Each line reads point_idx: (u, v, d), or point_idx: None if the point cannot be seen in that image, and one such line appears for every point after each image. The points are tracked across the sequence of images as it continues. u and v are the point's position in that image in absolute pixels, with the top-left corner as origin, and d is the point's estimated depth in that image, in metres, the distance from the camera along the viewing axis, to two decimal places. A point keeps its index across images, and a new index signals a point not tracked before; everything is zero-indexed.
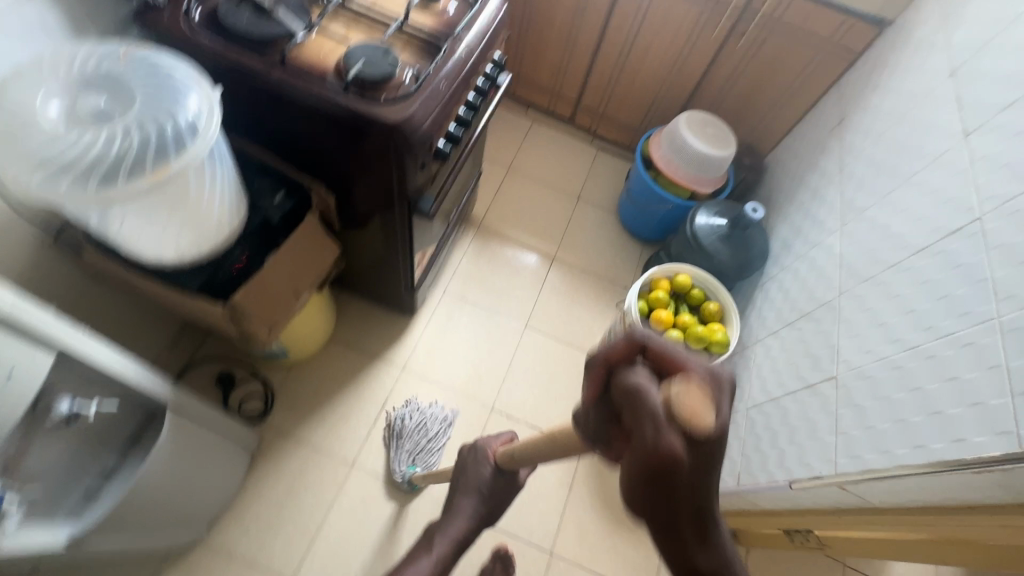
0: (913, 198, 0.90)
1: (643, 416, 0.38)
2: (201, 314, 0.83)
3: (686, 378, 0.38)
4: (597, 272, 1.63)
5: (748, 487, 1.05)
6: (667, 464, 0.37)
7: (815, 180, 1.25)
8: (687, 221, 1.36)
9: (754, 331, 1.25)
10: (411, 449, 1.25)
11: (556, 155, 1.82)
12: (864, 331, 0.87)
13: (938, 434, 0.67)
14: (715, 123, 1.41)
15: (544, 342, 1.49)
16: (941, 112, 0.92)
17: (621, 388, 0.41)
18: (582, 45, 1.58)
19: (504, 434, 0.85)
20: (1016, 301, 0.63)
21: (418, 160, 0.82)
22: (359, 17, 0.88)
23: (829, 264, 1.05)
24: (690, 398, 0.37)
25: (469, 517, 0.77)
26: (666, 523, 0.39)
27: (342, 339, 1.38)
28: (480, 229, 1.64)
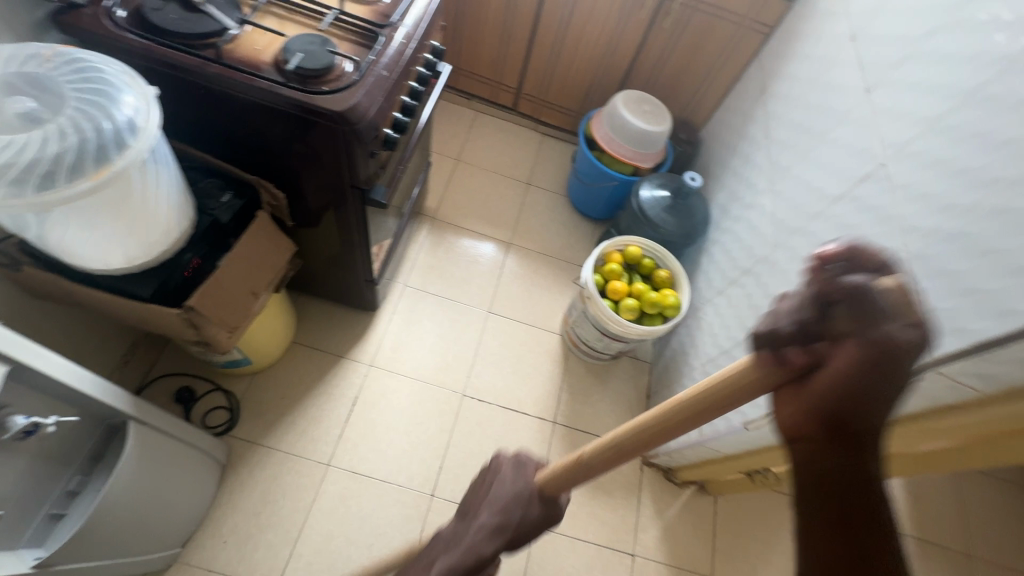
0: (828, 153, 0.98)
1: (868, 319, 0.36)
2: (156, 321, 0.81)
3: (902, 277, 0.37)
4: (553, 253, 1.67)
5: (710, 436, 1.12)
6: (859, 376, 0.37)
7: (745, 147, 1.34)
8: (633, 196, 1.43)
9: (702, 293, 1.33)
10: None
11: (502, 143, 1.85)
12: (797, 277, 0.95)
13: None
14: (650, 101, 1.48)
15: (508, 325, 1.52)
16: (846, 73, 1.01)
17: (831, 290, 0.38)
18: (517, 34, 1.61)
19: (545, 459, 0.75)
20: (918, 232, 0.71)
21: (367, 148, 0.83)
22: (293, 12, 0.88)
23: (763, 222, 1.14)
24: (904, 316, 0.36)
25: (486, 532, 0.66)
26: (839, 420, 0.39)
27: (304, 342, 1.37)
28: (434, 222, 1.65)
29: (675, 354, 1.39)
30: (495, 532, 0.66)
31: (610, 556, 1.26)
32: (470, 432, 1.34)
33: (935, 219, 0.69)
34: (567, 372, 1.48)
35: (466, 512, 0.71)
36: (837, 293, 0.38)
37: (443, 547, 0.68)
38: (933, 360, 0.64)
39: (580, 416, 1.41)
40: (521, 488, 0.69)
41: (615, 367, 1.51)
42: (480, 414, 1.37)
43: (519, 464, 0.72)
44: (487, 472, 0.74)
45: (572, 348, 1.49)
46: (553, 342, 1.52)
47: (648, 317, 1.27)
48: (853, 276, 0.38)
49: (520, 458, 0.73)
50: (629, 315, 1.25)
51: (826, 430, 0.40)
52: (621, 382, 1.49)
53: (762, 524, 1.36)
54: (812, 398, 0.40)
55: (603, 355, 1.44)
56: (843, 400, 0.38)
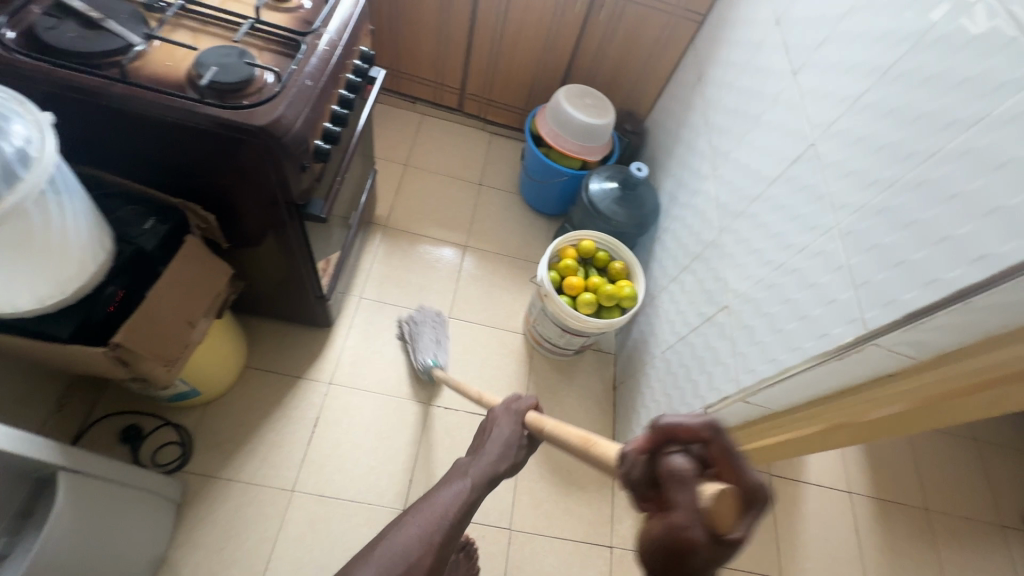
0: (762, 136, 1.01)
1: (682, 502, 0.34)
2: (81, 362, 0.76)
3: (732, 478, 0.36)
4: (510, 252, 1.66)
5: None
6: (675, 550, 0.33)
7: (687, 134, 1.36)
8: (583, 190, 1.43)
9: (658, 281, 1.34)
10: (423, 344, 1.37)
11: (451, 145, 1.83)
12: (743, 260, 0.97)
13: (808, 334, 0.76)
14: (592, 94, 1.49)
15: (470, 329, 1.50)
16: (773, 57, 1.04)
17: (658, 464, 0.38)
18: (455, 33, 1.59)
19: (532, 397, 0.72)
20: (848, 208, 0.73)
21: (298, 163, 0.80)
22: (206, 24, 0.83)
23: (708, 207, 1.16)
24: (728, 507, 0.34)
25: (499, 457, 0.65)
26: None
27: (257, 366, 1.31)
28: (387, 230, 1.61)
29: (637, 343, 1.41)
30: (504, 457, 0.65)
31: (589, 549, 1.26)
32: (440, 441, 1.32)
33: (862, 195, 0.71)
34: (533, 371, 1.47)
35: (472, 451, 0.67)
36: (663, 471, 0.36)
37: (464, 466, 0.63)
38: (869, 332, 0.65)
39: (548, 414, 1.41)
40: (521, 431, 0.67)
41: (580, 361, 1.51)
42: (448, 422, 1.35)
43: (515, 408, 0.70)
44: (483, 422, 0.70)
45: (536, 346, 1.48)
46: (516, 341, 1.51)
47: (607, 310, 1.27)
48: (681, 455, 0.37)
49: (515, 405, 0.70)
50: (587, 309, 1.25)
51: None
52: (587, 376, 1.50)
53: None
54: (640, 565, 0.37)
55: (566, 351, 1.44)
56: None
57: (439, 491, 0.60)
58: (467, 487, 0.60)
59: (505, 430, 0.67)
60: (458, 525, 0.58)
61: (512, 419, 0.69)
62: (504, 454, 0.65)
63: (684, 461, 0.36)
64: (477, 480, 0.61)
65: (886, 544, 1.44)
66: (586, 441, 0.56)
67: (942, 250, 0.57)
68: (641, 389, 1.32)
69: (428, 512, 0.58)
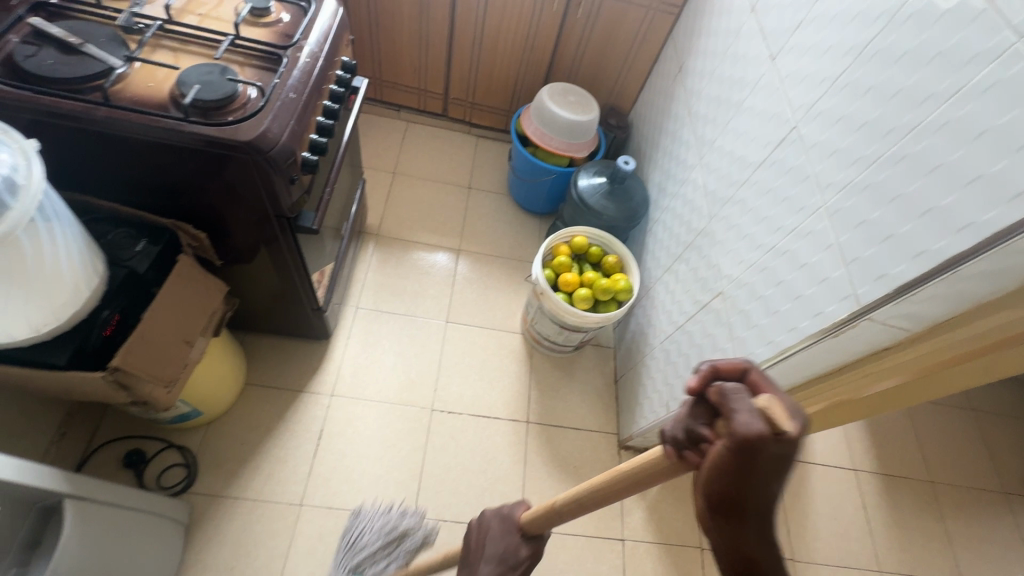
0: (745, 122, 1.02)
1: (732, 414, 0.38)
2: (80, 388, 0.76)
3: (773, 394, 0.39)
4: (503, 253, 1.67)
5: (675, 413, 1.13)
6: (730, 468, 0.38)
7: (672, 125, 1.37)
8: (572, 186, 1.44)
9: (652, 273, 1.35)
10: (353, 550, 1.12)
11: (438, 151, 1.83)
12: (735, 245, 0.97)
13: (802, 314, 0.77)
14: (575, 91, 1.50)
15: (468, 332, 1.50)
16: (750, 44, 1.05)
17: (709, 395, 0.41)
18: (435, 39, 1.59)
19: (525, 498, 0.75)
20: (833, 187, 0.74)
21: (286, 176, 0.80)
22: (186, 42, 0.83)
23: (697, 195, 1.17)
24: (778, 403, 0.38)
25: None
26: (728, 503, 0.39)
27: (258, 382, 1.31)
28: (379, 239, 1.62)
29: (635, 335, 1.41)
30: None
31: (600, 543, 1.26)
32: (445, 445, 1.32)
33: (846, 173, 0.72)
34: (534, 370, 1.48)
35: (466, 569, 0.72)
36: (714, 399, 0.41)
37: None
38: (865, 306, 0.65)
39: (552, 412, 1.41)
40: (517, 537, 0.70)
41: (580, 357, 1.52)
42: (452, 426, 1.35)
43: (506, 512, 0.73)
44: (476, 529, 0.74)
45: (535, 345, 1.49)
46: (515, 341, 1.52)
47: (603, 304, 1.28)
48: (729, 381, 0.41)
49: (506, 512, 0.73)
50: (584, 305, 1.25)
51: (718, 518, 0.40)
52: (588, 371, 1.50)
53: None
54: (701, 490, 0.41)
55: (566, 348, 1.45)
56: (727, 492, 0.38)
57: None
58: None
59: (498, 534, 0.71)
60: None
61: (504, 530, 0.71)
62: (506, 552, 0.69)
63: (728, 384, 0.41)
64: None
65: (893, 518, 1.45)
66: (615, 471, 0.55)
67: (927, 221, 0.58)
68: (641, 380, 1.33)
69: None
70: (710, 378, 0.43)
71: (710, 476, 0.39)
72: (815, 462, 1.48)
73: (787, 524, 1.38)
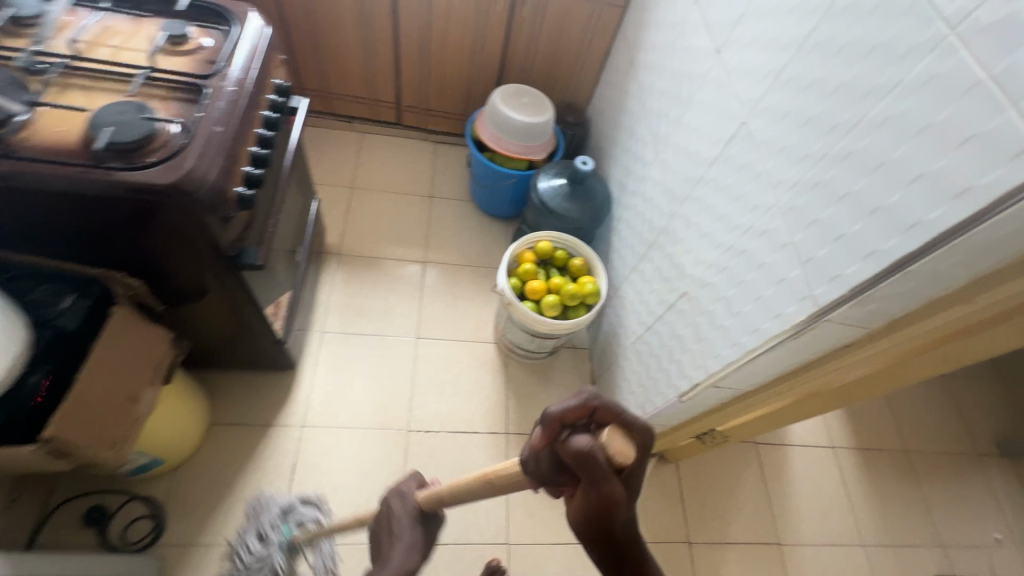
0: (696, 117, 1.00)
1: (596, 475, 0.41)
2: (14, 461, 0.71)
3: (611, 427, 0.43)
4: (471, 262, 1.64)
5: (651, 414, 1.13)
6: (604, 510, 0.42)
7: (627, 121, 1.35)
8: (533, 190, 1.41)
9: (619, 272, 1.34)
10: None
11: (396, 160, 1.78)
12: (695, 244, 0.96)
13: (763, 315, 0.76)
14: (528, 93, 1.47)
15: (440, 346, 1.47)
16: (695, 37, 1.03)
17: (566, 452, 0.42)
18: (380, 46, 1.54)
19: (419, 473, 0.80)
20: (784, 185, 0.73)
21: (219, 215, 0.75)
22: (98, 79, 0.78)
23: (656, 193, 1.15)
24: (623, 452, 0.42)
25: (409, 548, 0.70)
26: (601, 537, 0.43)
27: (224, 420, 1.26)
28: (341, 257, 1.57)
29: (608, 336, 1.40)
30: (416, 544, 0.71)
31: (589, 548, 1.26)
32: (424, 467, 1.29)
33: (795, 171, 0.70)
34: (510, 379, 1.45)
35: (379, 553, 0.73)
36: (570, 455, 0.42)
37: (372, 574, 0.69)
38: (821, 308, 0.65)
39: (531, 420, 1.40)
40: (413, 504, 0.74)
41: (556, 361, 1.50)
42: (430, 446, 1.32)
43: (402, 490, 0.76)
44: (381, 516, 0.76)
45: (509, 354, 1.47)
46: (489, 352, 1.49)
47: (572, 309, 1.26)
48: (578, 436, 0.42)
49: (402, 490, 0.76)
50: (553, 311, 1.23)
51: (593, 549, 0.44)
52: (565, 375, 1.49)
53: (724, 475, 1.41)
54: (583, 533, 0.43)
55: (540, 354, 1.43)
56: (598, 527, 0.42)
57: None
58: None
59: (401, 515, 0.73)
60: None
61: (405, 505, 0.74)
62: (410, 542, 0.70)
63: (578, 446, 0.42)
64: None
65: (873, 490, 1.48)
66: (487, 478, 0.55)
67: (875, 221, 0.57)
68: (618, 382, 1.32)
69: None
70: (558, 427, 0.44)
71: (577, 524, 0.43)
72: (795, 444, 1.50)
73: (771, 509, 1.39)
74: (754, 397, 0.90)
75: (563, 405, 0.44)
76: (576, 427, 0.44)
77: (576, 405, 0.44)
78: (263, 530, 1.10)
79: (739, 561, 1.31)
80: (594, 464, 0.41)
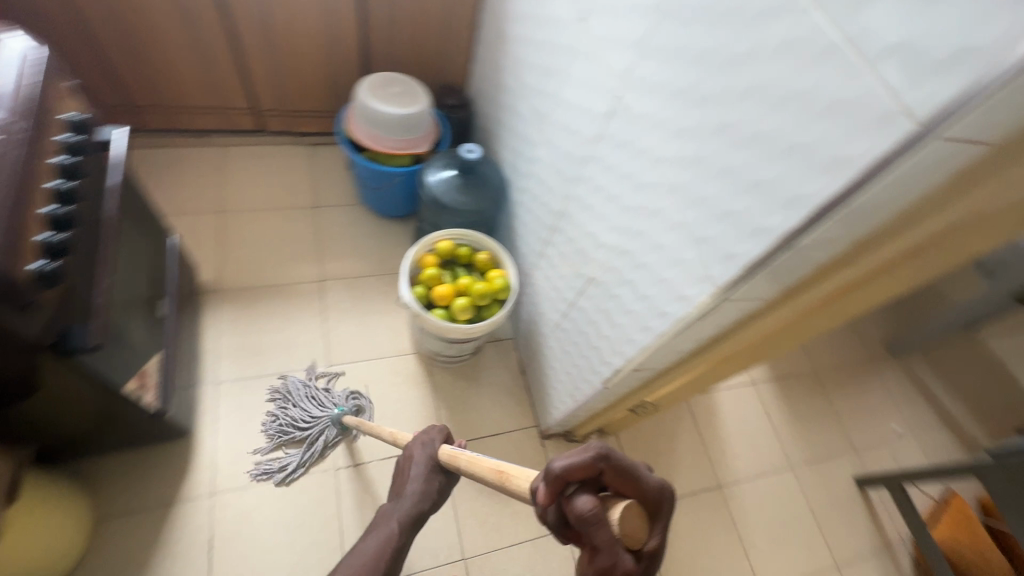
0: (573, 91, 0.95)
1: (596, 537, 0.42)
2: None
3: (622, 503, 0.44)
4: (373, 271, 1.52)
5: (582, 400, 1.11)
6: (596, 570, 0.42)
7: (508, 99, 1.28)
8: (423, 187, 1.31)
9: (527, 258, 1.29)
10: None
11: (267, 173, 1.59)
12: (594, 227, 0.92)
13: (669, 297, 0.73)
14: (398, 81, 1.34)
15: (356, 369, 1.36)
16: (558, 4, 0.96)
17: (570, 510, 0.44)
18: (216, 45, 1.32)
19: (446, 427, 0.89)
20: (667, 161, 0.69)
21: (10, 304, 0.60)
22: None
23: (548, 174, 1.10)
24: (636, 513, 0.44)
25: (420, 496, 0.84)
26: None
27: (113, 512, 1.09)
28: (222, 293, 1.38)
29: (528, 325, 1.36)
30: (425, 494, 0.84)
31: (546, 541, 1.25)
32: (361, 503, 1.20)
33: (676, 146, 0.67)
34: (437, 388, 1.38)
35: (394, 488, 0.88)
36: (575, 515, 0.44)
37: (390, 512, 0.84)
38: (720, 288, 0.63)
39: (466, 426, 1.34)
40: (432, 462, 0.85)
41: (481, 359, 1.44)
42: (364, 479, 1.23)
43: (427, 443, 0.86)
44: (403, 459, 0.88)
45: (431, 362, 1.39)
46: (410, 364, 1.40)
47: (486, 308, 1.20)
48: (584, 498, 0.44)
49: (427, 445, 0.86)
50: (466, 315, 1.16)
51: None
52: (493, 371, 1.44)
53: (661, 434, 1.45)
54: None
55: (463, 356, 1.36)
56: None
57: (372, 532, 0.83)
58: (388, 533, 0.82)
59: (421, 461, 0.85)
60: (388, 546, 0.81)
61: (425, 453, 0.86)
62: (424, 488, 0.85)
63: (587, 501, 0.43)
64: (401, 521, 0.83)
65: (793, 414, 1.59)
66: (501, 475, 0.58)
67: (758, 196, 0.55)
68: (546, 370, 1.29)
69: (367, 538, 0.82)
70: (569, 483, 0.46)
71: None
72: (720, 388, 1.57)
73: (709, 455, 1.46)
74: (674, 372, 0.90)
75: (576, 460, 0.45)
76: (583, 484, 0.46)
77: (591, 458, 0.45)
78: (340, 399, 1.28)
79: (687, 513, 1.36)
80: (591, 524, 0.43)
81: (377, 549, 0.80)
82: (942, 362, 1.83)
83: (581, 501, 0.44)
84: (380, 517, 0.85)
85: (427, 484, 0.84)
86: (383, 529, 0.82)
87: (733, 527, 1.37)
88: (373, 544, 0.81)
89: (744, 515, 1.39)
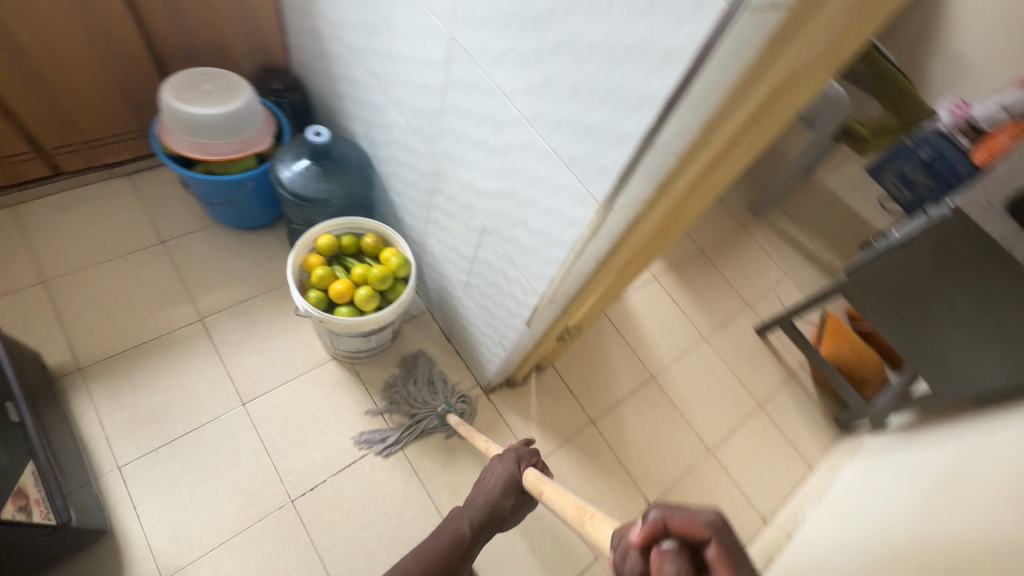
0: (405, 44, 0.89)
1: None
2: None
3: None
4: (257, 290, 1.38)
5: (512, 346, 1.13)
6: None
7: (338, 68, 1.18)
8: (279, 186, 1.19)
9: (415, 228, 1.24)
10: None
11: (88, 220, 1.35)
12: (469, 178, 0.91)
13: (561, 224, 0.75)
14: (206, 76, 1.17)
15: (275, 396, 1.26)
16: None
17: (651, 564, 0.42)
18: None
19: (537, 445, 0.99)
20: (519, 93, 0.69)
21: None
22: None
23: (407, 136, 1.05)
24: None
25: (488, 505, 0.91)
26: None
27: None
28: (86, 371, 1.19)
29: (438, 293, 1.34)
30: (494, 506, 0.91)
31: None
32: (331, 522, 1.16)
33: (524, 76, 0.66)
34: (368, 384, 1.33)
35: (480, 479, 0.97)
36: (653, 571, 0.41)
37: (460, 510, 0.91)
38: (603, 203, 0.65)
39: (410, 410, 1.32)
40: (512, 481, 0.93)
41: (403, 341, 1.41)
42: (324, 499, 1.18)
43: (515, 458, 0.96)
44: (487, 469, 0.98)
45: (353, 361, 1.33)
46: (331, 371, 1.33)
47: (391, 291, 1.15)
48: (670, 556, 0.41)
49: (513, 465, 0.94)
50: (373, 304, 1.11)
51: None
52: (418, 348, 1.41)
53: (591, 349, 1.54)
54: None
55: (384, 345, 1.31)
56: None
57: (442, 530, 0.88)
58: (452, 536, 0.86)
59: (499, 475, 0.94)
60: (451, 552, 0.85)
61: (507, 466, 0.95)
62: (498, 497, 0.92)
63: (676, 562, 0.40)
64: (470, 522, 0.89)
65: (695, 293, 1.76)
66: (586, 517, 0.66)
67: (612, 105, 0.57)
68: (469, 330, 1.28)
69: (436, 538, 0.86)
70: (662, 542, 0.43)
71: None
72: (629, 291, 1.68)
73: (637, 353, 1.58)
74: (584, 293, 0.94)
75: (682, 514, 0.42)
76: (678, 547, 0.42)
77: (701, 522, 0.41)
78: (441, 393, 1.33)
79: (633, 410, 1.48)
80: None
81: (444, 543, 0.85)
82: (793, 211, 2.12)
83: (668, 561, 0.41)
84: (450, 518, 0.91)
85: (496, 493, 0.92)
86: (449, 530, 0.87)
87: (674, 406, 1.52)
88: (440, 540, 0.86)
89: (680, 393, 1.55)
